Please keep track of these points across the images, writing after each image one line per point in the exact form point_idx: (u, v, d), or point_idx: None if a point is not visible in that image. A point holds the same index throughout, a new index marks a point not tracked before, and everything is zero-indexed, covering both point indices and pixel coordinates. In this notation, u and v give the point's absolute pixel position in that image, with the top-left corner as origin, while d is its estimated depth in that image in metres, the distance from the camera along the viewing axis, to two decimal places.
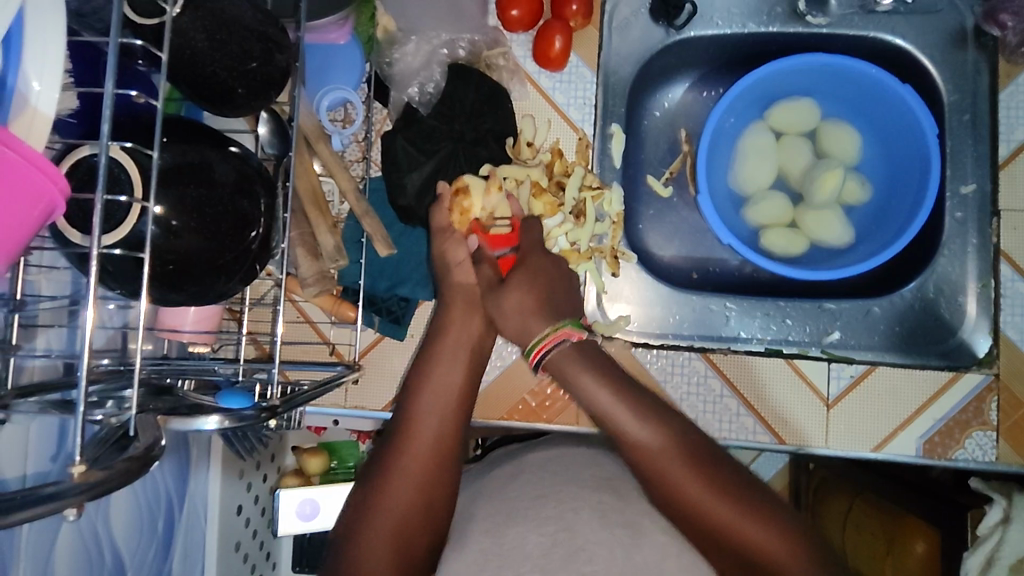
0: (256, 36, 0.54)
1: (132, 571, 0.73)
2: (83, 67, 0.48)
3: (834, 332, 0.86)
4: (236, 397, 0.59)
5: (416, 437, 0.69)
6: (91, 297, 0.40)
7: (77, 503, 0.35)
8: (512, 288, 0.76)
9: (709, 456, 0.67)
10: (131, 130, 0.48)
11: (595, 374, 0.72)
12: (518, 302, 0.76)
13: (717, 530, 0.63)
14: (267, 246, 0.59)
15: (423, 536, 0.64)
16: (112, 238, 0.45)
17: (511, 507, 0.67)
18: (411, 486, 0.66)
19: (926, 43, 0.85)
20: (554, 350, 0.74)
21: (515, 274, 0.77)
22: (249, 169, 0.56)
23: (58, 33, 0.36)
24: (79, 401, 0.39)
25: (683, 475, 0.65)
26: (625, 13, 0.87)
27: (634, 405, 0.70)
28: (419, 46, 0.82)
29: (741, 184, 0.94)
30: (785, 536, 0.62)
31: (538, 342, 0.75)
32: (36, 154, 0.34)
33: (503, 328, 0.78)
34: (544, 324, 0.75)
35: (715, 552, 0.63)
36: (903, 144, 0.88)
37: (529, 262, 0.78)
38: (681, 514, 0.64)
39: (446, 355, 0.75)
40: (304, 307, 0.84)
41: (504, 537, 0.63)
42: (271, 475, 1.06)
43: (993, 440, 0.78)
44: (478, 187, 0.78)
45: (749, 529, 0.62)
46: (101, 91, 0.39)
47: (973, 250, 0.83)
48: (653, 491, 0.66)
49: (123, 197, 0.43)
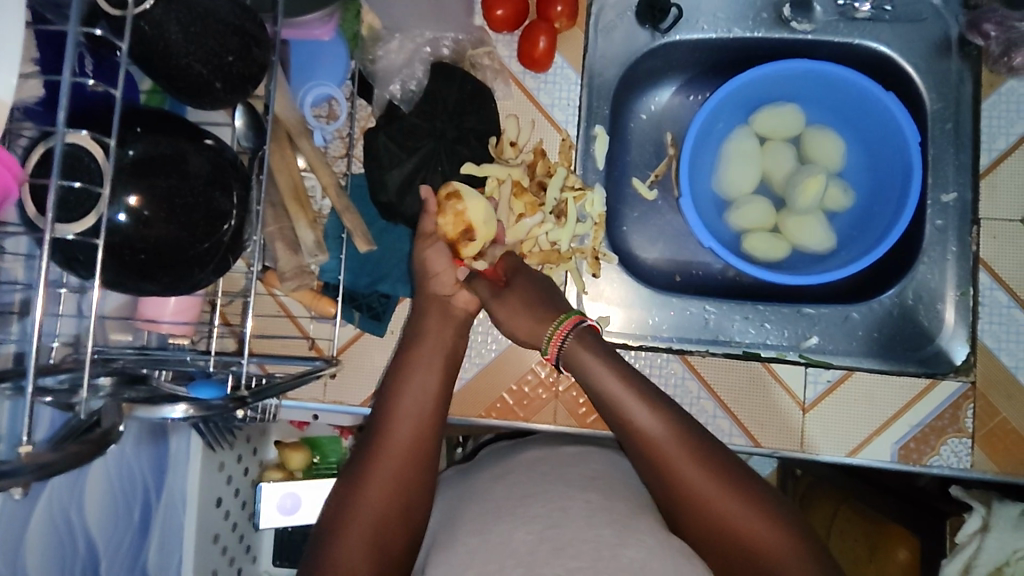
0: (233, 29, 0.55)
1: (105, 559, 0.73)
2: (50, 56, 0.48)
3: (813, 337, 0.86)
4: (208, 388, 0.62)
5: (397, 435, 0.69)
6: (43, 283, 0.41)
7: (24, 483, 0.35)
8: (514, 294, 0.77)
9: (713, 448, 0.67)
10: (103, 120, 0.48)
11: (606, 362, 0.71)
12: (519, 307, 0.77)
13: (715, 522, 0.63)
14: (240, 239, 0.60)
15: (401, 538, 0.64)
16: (77, 229, 0.45)
17: (496, 507, 0.66)
18: (386, 488, 0.65)
19: (910, 51, 0.85)
20: (573, 335, 0.74)
21: (518, 278, 0.79)
22: (224, 161, 0.56)
23: (18, 23, 0.36)
24: (30, 384, 0.39)
25: (687, 465, 0.65)
26: (611, 16, 0.87)
27: (647, 397, 0.69)
28: (402, 44, 0.83)
29: (725, 187, 0.94)
30: (782, 531, 0.62)
31: (555, 330, 0.74)
32: None
33: (513, 329, 0.77)
34: (551, 320, 0.75)
35: (714, 547, 0.63)
36: (886, 149, 0.88)
37: (517, 278, 0.79)
38: (684, 508, 0.64)
39: (423, 358, 0.76)
40: (284, 301, 0.84)
41: (487, 533, 0.62)
42: (254, 468, 1.07)
43: (968, 448, 0.78)
44: (468, 191, 0.78)
45: (753, 529, 0.62)
46: (59, 84, 0.39)
47: (953, 257, 0.83)
48: (659, 484, 0.66)
49: (81, 185, 0.44)
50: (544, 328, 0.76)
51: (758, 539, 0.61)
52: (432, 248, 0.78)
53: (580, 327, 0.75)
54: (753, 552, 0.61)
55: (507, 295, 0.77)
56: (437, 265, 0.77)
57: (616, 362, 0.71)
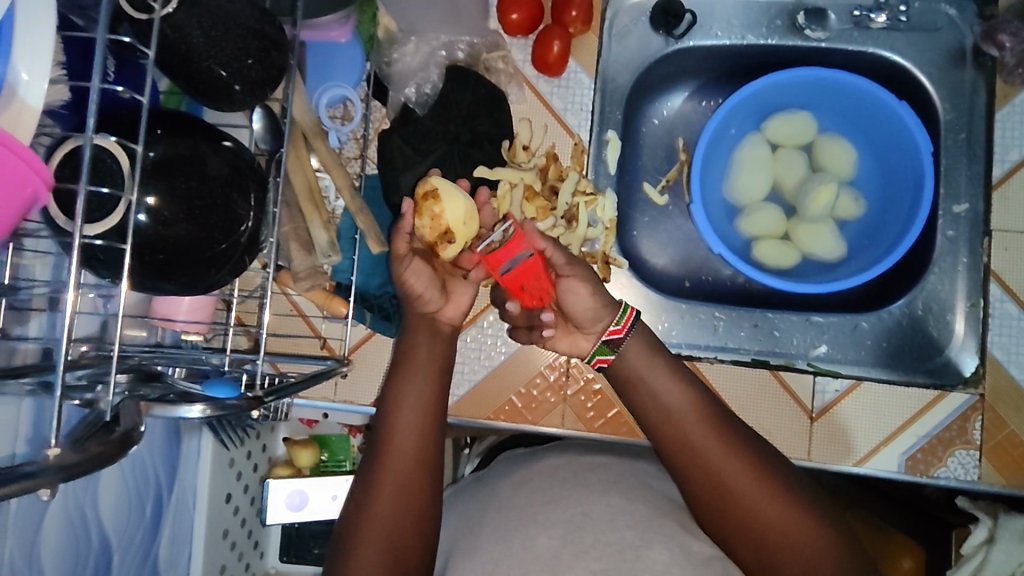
0: (253, 33, 0.55)
1: (118, 553, 0.75)
2: (79, 61, 0.48)
3: (822, 345, 0.86)
4: (222, 386, 0.63)
5: (402, 443, 0.69)
6: (72, 284, 0.42)
7: (51, 483, 0.35)
8: (577, 281, 0.75)
9: (745, 446, 0.68)
10: (130, 122, 0.50)
11: (650, 361, 0.74)
12: (581, 298, 0.76)
13: (747, 521, 0.64)
14: (257, 241, 0.60)
15: (415, 547, 0.65)
16: (97, 229, 0.46)
17: (514, 513, 0.68)
18: (393, 498, 0.66)
19: (924, 60, 0.85)
20: (635, 329, 0.75)
21: (569, 271, 0.76)
22: (242, 163, 0.57)
23: (49, 24, 0.36)
24: (57, 384, 0.40)
25: (726, 463, 0.66)
26: (625, 21, 0.87)
27: (683, 394, 0.71)
28: (418, 46, 0.83)
29: (736, 194, 0.94)
30: (810, 529, 0.63)
31: (617, 320, 0.75)
32: (18, 143, 0.33)
33: (572, 314, 0.77)
34: (611, 312, 0.76)
35: (744, 543, 0.64)
36: (898, 158, 0.88)
37: (568, 270, 0.75)
38: (714, 505, 0.66)
39: (423, 364, 0.74)
40: (297, 301, 0.85)
41: (510, 540, 0.64)
42: (262, 464, 1.08)
43: (976, 460, 0.79)
44: (447, 191, 0.74)
45: (781, 526, 0.63)
46: (89, 87, 0.39)
47: (964, 268, 0.83)
48: (690, 482, 0.67)
49: (108, 189, 0.44)
50: (607, 315, 0.76)
51: (788, 540, 0.63)
52: (410, 265, 0.74)
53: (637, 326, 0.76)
54: (780, 552, 0.63)
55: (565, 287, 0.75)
56: (417, 284, 0.75)
57: (660, 362, 0.74)
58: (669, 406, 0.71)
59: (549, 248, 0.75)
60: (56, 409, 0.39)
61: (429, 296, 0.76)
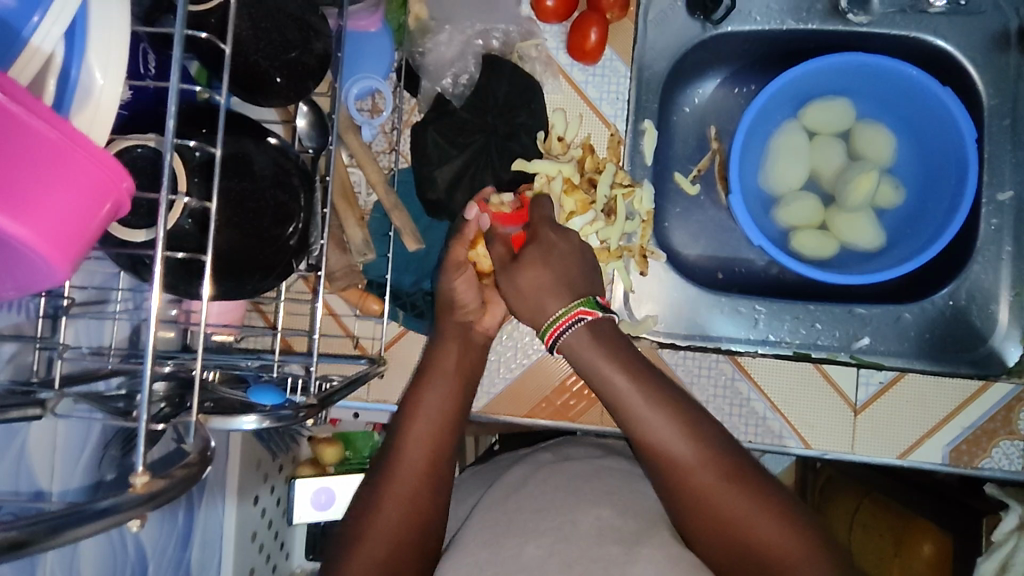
0: (297, 23, 0.53)
1: (153, 562, 0.73)
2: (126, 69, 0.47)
3: (864, 337, 0.84)
4: (267, 393, 0.60)
5: (409, 450, 0.67)
6: (157, 286, 0.37)
7: (139, 514, 0.33)
8: (526, 267, 0.69)
9: (721, 444, 0.66)
10: (207, 119, 0.49)
11: (610, 359, 0.68)
12: (534, 280, 0.69)
13: (739, 541, 0.61)
14: (306, 242, 0.58)
15: (418, 547, 0.63)
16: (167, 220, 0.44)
17: (567, 511, 0.67)
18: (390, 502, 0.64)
19: (970, 45, 0.83)
20: (573, 326, 0.68)
21: (529, 249, 0.70)
22: (287, 161, 0.55)
23: (122, 19, 0.33)
24: (141, 403, 0.37)
25: (719, 483, 0.63)
26: (663, 5, 0.84)
27: (649, 391, 0.67)
28: (452, 36, 0.80)
29: (771, 183, 0.92)
30: (792, 531, 0.61)
31: (552, 323, 0.69)
32: (101, 151, 0.31)
33: (518, 307, 0.71)
34: (557, 305, 0.69)
35: (727, 548, 0.61)
36: (938, 144, 0.86)
37: (521, 258, 0.70)
38: (694, 510, 0.63)
39: (433, 374, 0.73)
40: (328, 300, 0.83)
41: (566, 539, 0.63)
42: (287, 465, 1.06)
43: (1020, 450, 0.79)
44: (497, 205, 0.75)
45: (762, 529, 0.61)
46: (167, 90, 0.36)
47: (1008, 257, 0.82)
48: (668, 485, 0.65)
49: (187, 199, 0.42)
50: (553, 304, 0.69)
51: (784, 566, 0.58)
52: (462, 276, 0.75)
53: (579, 326, 0.68)
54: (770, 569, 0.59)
55: (517, 267, 0.70)
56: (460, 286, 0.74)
57: (650, 371, 0.69)
58: (629, 406, 0.66)
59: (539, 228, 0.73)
60: (141, 423, 0.37)
61: (472, 307, 0.77)
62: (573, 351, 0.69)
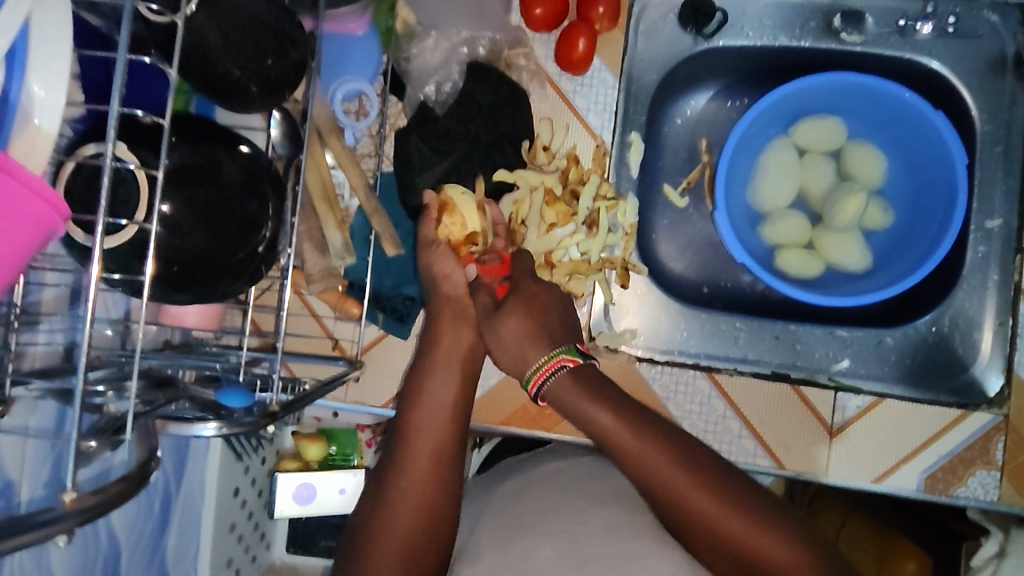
0: (272, 31, 0.53)
1: (126, 552, 0.73)
2: (94, 85, 0.49)
3: (844, 360, 0.84)
4: (237, 395, 0.57)
5: (411, 460, 0.66)
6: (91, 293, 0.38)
7: (70, 527, 0.34)
8: (508, 317, 0.72)
9: (703, 457, 0.66)
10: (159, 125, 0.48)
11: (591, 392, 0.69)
12: (514, 328, 0.72)
13: (748, 557, 0.60)
14: (275, 248, 0.59)
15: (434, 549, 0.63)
16: (115, 243, 0.44)
17: (529, 521, 0.67)
18: (406, 505, 0.64)
19: (964, 69, 0.82)
20: (556, 372, 0.70)
21: (509, 299, 0.73)
22: (259, 169, 0.55)
23: (63, 43, 0.34)
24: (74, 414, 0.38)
25: (710, 497, 0.62)
26: (654, 17, 0.84)
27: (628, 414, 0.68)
28: (439, 42, 0.80)
29: (760, 200, 0.91)
30: (786, 537, 0.60)
31: (535, 371, 0.71)
32: (37, 181, 0.32)
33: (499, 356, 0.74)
34: (540, 352, 0.72)
35: (727, 559, 0.61)
36: (930, 168, 0.85)
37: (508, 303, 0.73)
38: (688, 524, 0.63)
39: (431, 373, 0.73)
40: (309, 300, 0.84)
41: (521, 551, 0.63)
42: (270, 458, 1.07)
43: (996, 480, 0.78)
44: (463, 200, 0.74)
45: (759, 538, 0.60)
46: (109, 106, 0.37)
47: (994, 286, 0.81)
48: (661, 501, 0.64)
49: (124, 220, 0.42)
50: (535, 351, 0.72)
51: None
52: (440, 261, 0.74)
53: (560, 372, 0.70)
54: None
55: (499, 316, 0.73)
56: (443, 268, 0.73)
57: (627, 399, 0.70)
58: (615, 426, 0.67)
59: (525, 280, 0.76)
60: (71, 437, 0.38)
61: None
62: (555, 393, 0.71)
